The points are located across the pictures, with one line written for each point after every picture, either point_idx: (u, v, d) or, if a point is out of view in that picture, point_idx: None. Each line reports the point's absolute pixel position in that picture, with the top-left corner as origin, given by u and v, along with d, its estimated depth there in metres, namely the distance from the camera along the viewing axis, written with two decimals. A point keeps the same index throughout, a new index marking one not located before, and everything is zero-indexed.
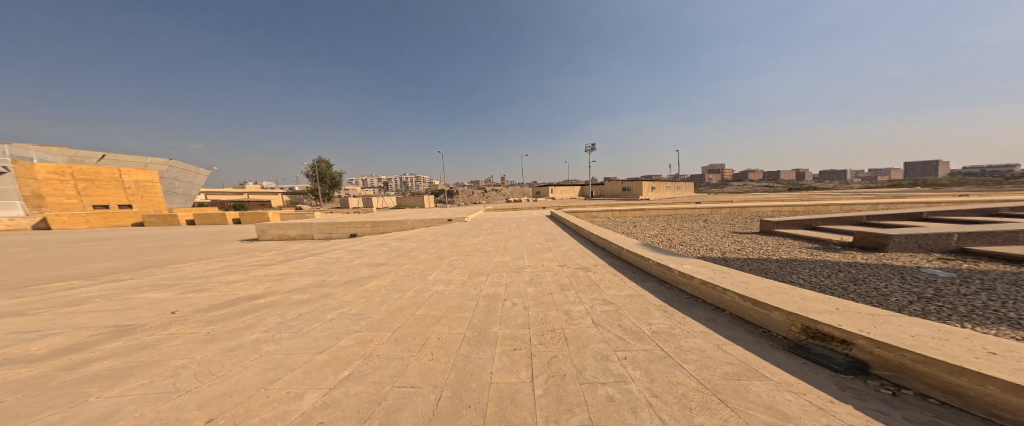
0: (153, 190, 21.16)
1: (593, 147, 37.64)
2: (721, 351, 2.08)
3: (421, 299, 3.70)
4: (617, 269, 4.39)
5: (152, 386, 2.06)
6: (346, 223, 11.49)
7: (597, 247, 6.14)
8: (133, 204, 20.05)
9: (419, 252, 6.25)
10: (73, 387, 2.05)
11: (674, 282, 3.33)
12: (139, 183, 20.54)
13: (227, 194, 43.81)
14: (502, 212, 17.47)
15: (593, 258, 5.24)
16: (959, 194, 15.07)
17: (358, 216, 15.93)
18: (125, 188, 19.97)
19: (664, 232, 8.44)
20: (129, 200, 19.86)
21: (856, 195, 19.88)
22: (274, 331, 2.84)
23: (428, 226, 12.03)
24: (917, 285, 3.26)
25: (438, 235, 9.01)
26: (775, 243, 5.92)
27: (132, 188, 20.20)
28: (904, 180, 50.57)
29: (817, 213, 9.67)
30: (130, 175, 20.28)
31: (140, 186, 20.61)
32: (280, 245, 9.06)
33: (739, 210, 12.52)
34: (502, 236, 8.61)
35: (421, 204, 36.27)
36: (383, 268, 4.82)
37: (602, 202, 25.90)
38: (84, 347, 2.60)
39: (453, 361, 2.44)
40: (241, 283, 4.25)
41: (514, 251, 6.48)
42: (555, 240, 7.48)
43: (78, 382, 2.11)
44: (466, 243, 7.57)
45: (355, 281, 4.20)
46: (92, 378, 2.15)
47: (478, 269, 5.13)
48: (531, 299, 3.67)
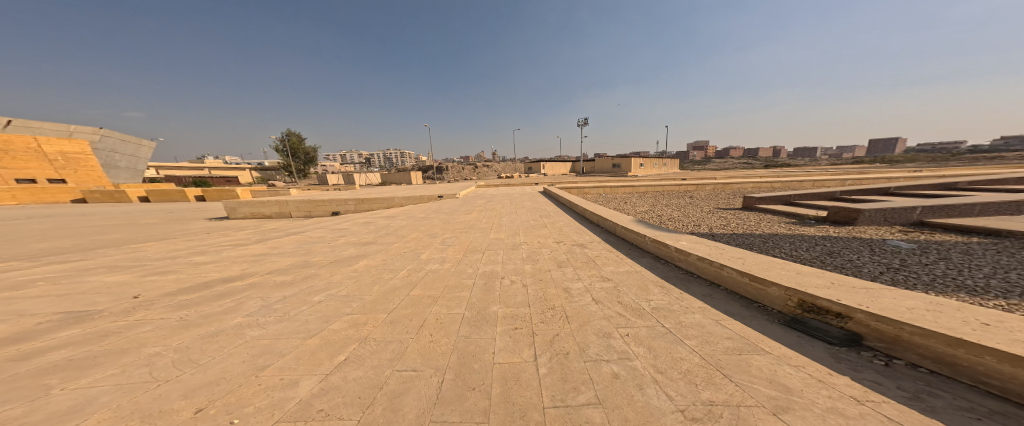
0: (87, 164, 18.70)
1: (586, 122, 37.12)
2: (721, 327, 2.16)
3: (416, 278, 3.59)
4: (612, 246, 4.42)
5: (125, 376, 1.86)
6: (326, 200, 10.86)
7: (591, 223, 6.19)
8: (66, 178, 17.58)
9: (408, 230, 6.03)
10: (32, 378, 1.83)
11: (670, 258, 3.39)
12: (66, 155, 17.97)
13: (185, 168, 39.98)
14: (492, 189, 17.16)
15: (587, 234, 5.26)
16: (918, 171, 16.24)
17: (339, 194, 15.10)
18: (53, 160, 17.35)
19: (653, 209, 8.58)
20: (61, 174, 17.36)
21: (829, 171, 21.07)
22: (258, 315, 2.64)
23: (415, 203, 11.64)
24: (885, 255, 3.47)
25: (427, 212, 8.75)
26: (757, 218, 6.14)
27: (59, 159, 17.63)
28: (867, 158, 54.11)
29: (795, 189, 10.06)
30: (53, 146, 17.71)
31: (69, 158, 18.01)
32: (254, 224, 8.48)
33: (723, 186, 12.92)
34: (494, 214, 8.45)
35: (407, 180, 35.09)
36: (373, 248, 4.60)
37: (591, 178, 25.93)
38: (35, 336, 2.31)
39: (453, 343, 2.39)
40: (214, 264, 3.92)
41: (508, 228, 6.40)
42: (548, 217, 7.44)
43: (28, 375, 1.87)
44: (458, 220, 7.39)
45: (342, 261, 3.97)
46: (51, 369, 1.92)
47: (473, 247, 5.03)
48: (529, 276, 3.65)
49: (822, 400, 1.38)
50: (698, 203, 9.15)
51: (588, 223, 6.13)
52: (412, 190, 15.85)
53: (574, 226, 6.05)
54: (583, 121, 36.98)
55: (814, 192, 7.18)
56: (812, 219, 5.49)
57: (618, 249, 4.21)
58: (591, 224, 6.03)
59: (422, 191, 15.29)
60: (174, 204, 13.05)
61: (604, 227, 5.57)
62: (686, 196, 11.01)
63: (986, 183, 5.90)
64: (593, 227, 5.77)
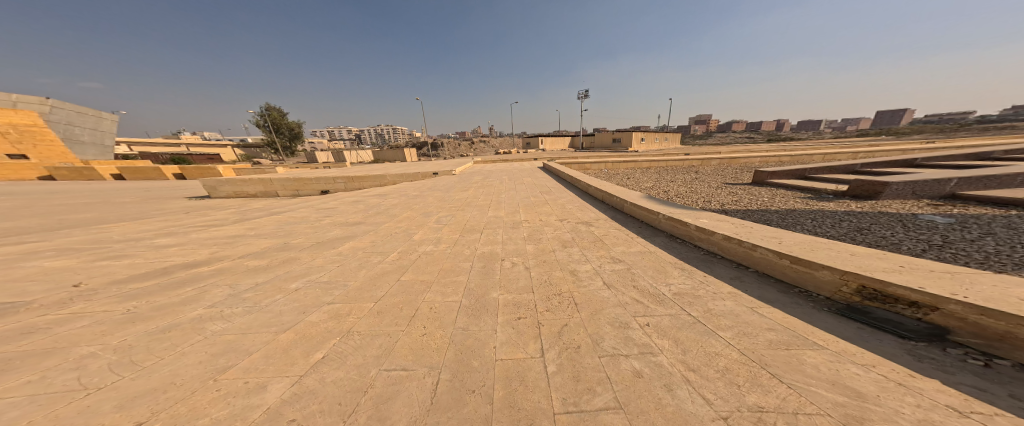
0: (45, 137, 17.48)
1: (587, 94, 35.43)
2: (758, 316, 1.89)
3: (408, 261, 3.25)
4: (620, 223, 4.10)
5: (47, 383, 1.52)
6: (312, 179, 10.27)
7: (594, 199, 5.85)
8: (27, 154, 16.64)
9: (400, 208, 5.62)
10: None
11: (688, 237, 3.07)
12: (20, 129, 16.74)
13: (165, 145, 38.13)
14: (489, 165, 16.51)
15: (592, 212, 4.91)
16: (929, 142, 15.81)
17: (328, 172, 14.37)
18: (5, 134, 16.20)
19: (658, 185, 8.19)
20: (20, 150, 16.37)
21: (835, 144, 20.53)
22: (223, 306, 2.28)
23: (409, 180, 11.10)
24: (922, 232, 3.17)
25: (422, 189, 8.29)
26: (769, 193, 5.80)
27: (12, 133, 16.23)
28: (869, 132, 53.42)
29: (806, 163, 9.67)
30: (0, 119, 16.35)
31: (23, 131, 16.82)
32: (236, 203, 7.98)
33: (729, 161, 12.50)
34: (492, 190, 8.02)
35: (401, 157, 34.01)
36: (360, 228, 4.22)
37: (592, 153, 25.09)
38: None
39: (450, 336, 2.10)
40: (178, 248, 3.51)
41: (508, 205, 6.01)
42: (550, 193, 7.05)
43: None
44: (454, 197, 6.97)
45: (324, 243, 3.59)
46: None
47: (470, 226, 4.67)
48: (532, 257, 3.34)
49: (908, 409, 1.17)
50: (705, 179, 8.76)
51: (592, 200, 5.80)
52: (406, 167, 15.15)
53: (578, 203, 5.68)
54: (585, 92, 35.09)
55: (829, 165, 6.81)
56: (830, 193, 5.16)
57: (627, 227, 3.90)
58: (595, 201, 5.70)
59: (416, 168, 14.59)
60: (150, 182, 12.35)
61: (609, 204, 5.23)
62: (692, 172, 10.57)
63: (1020, 153, 5.52)
64: (598, 204, 5.44)
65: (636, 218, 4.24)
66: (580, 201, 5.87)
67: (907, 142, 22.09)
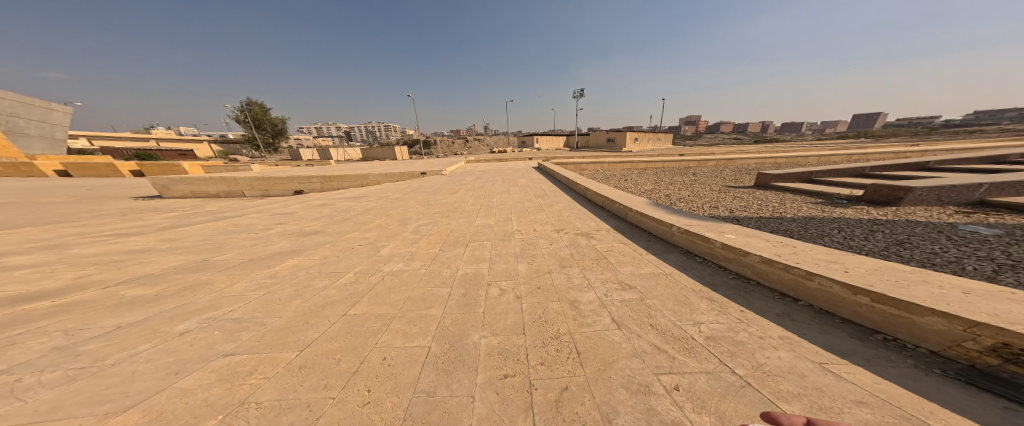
0: None
1: (581, 93, 35.15)
2: (833, 377, 1.35)
3: (366, 287, 2.62)
4: (626, 236, 3.59)
5: None
6: (285, 177, 9.42)
7: (593, 205, 5.35)
8: None
9: (374, 214, 4.97)
10: None
11: (713, 256, 2.58)
12: None
13: (134, 140, 35.82)
14: (481, 164, 15.88)
15: (591, 221, 4.38)
16: (916, 146, 16.00)
17: (307, 170, 13.46)
18: None
19: (658, 188, 7.76)
20: None
21: (824, 147, 20.75)
22: (28, 371, 1.50)
23: (393, 181, 10.36)
24: (972, 245, 2.73)
25: (404, 191, 7.61)
26: (778, 197, 5.37)
27: None
28: (850, 135, 55.22)
29: (806, 165, 9.41)
30: None
31: None
32: (190, 206, 7.10)
33: (726, 162, 12.23)
34: (481, 193, 7.42)
35: (391, 155, 33.02)
36: (318, 239, 3.56)
37: (588, 154, 24.68)
38: None
39: (406, 406, 1.49)
40: (30, 268, 2.52)
41: (497, 211, 5.43)
42: (544, 197, 6.52)
43: None
44: (439, 201, 6.34)
45: (264, 260, 2.92)
46: None
47: (452, 237, 4.06)
48: (524, 281, 2.78)
49: None
50: (706, 181, 8.35)
51: (590, 206, 5.30)
52: (393, 166, 14.36)
53: (574, 209, 5.16)
54: (579, 92, 34.80)
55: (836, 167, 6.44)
56: (844, 198, 4.74)
57: (635, 241, 3.39)
58: (594, 207, 5.21)
59: (404, 167, 13.84)
60: (101, 179, 11.18)
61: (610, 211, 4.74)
62: (690, 174, 10.22)
63: None
64: (598, 210, 4.93)
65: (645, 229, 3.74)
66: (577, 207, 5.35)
67: (893, 144, 22.33)
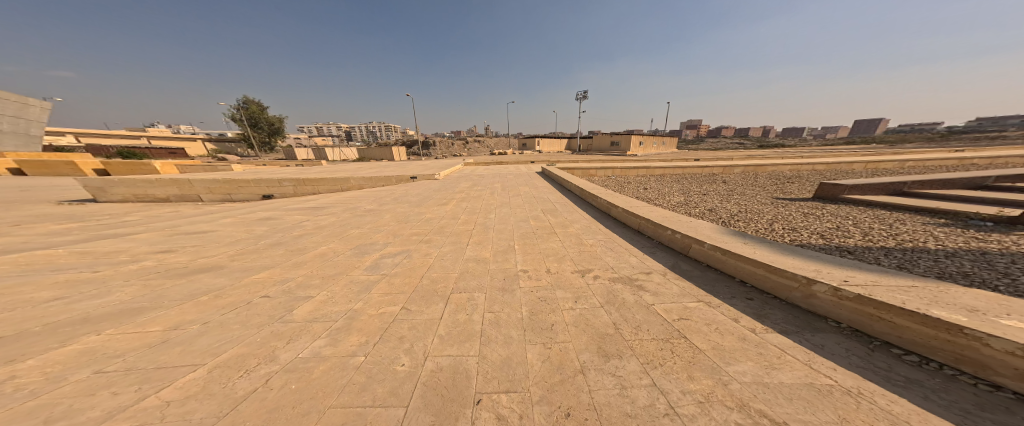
0: None
1: (585, 95, 34.04)
2: None
3: (216, 412, 1.33)
4: (713, 292, 2.24)
5: None
6: (253, 181, 8.19)
7: (626, 227, 4.03)
8: None
9: (325, 234, 3.69)
10: None
11: (994, 367, 1.19)
12: None
13: (125, 137, 34.90)
14: (480, 168, 14.54)
15: (630, 257, 3.09)
16: (956, 151, 14.55)
17: (287, 172, 12.20)
18: None
19: (691, 200, 6.42)
20: None
21: (848, 152, 19.32)
22: None
23: (377, 186, 9.09)
24: None
25: (382, 200, 6.34)
26: (873, 215, 4.01)
27: None
28: (861, 140, 53.78)
29: (859, 173, 8.03)
30: None
31: None
32: (113, 214, 5.77)
33: (755, 168, 10.87)
34: (476, 204, 6.16)
35: (389, 157, 31.89)
36: (183, 287, 2.27)
37: (596, 158, 23.37)
38: None
39: None
40: None
41: (493, 233, 4.16)
42: (554, 213, 5.24)
43: None
44: (420, 216, 5.07)
45: (23, 340, 1.62)
46: None
47: (425, 280, 2.79)
48: (539, 397, 1.54)
49: None
50: (745, 191, 7.02)
51: (623, 229, 3.98)
52: (384, 168, 13.11)
53: (599, 236, 3.88)
54: (583, 93, 33.70)
55: (921, 177, 5.18)
56: (987, 220, 3.37)
57: (738, 306, 2.03)
58: (629, 231, 3.88)
59: (394, 171, 12.59)
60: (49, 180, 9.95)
61: (656, 240, 3.41)
62: (719, 182, 8.88)
63: None
64: (638, 237, 3.60)
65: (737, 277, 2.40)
66: (603, 231, 4.05)
67: (921, 149, 20.78)
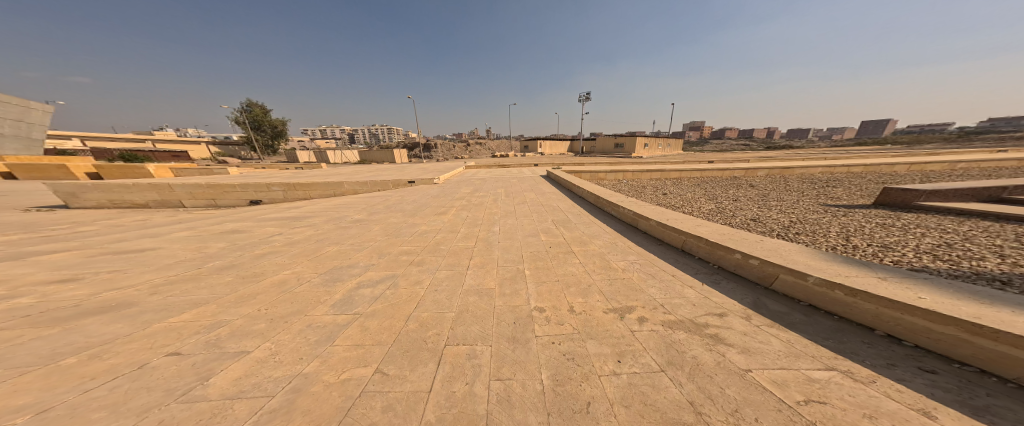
0: None
1: (588, 96, 33.48)
2: None
3: None
4: (856, 357, 1.50)
5: None
6: (239, 185, 7.65)
7: (668, 245, 3.30)
8: None
9: (291, 253, 3.07)
10: None
11: None
12: None
13: (127, 140, 34.86)
14: (482, 171, 13.89)
15: (685, 292, 2.40)
16: (986, 151, 13.66)
17: (279, 175, 11.63)
18: None
19: (722, 207, 5.68)
20: None
21: (866, 152, 18.41)
22: None
23: (372, 190, 8.47)
24: None
25: (375, 207, 5.72)
26: (974, 230, 3.26)
27: None
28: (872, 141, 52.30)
29: (904, 177, 7.25)
30: None
31: None
32: (72, 222, 5.16)
33: (779, 171, 10.08)
34: (480, 212, 5.52)
35: (389, 159, 31.45)
36: (51, 342, 1.63)
37: (603, 160, 22.61)
38: None
39: None
40: None
41: (502, 253, 3.51)
42: (569, 225, 4.56)
43: None
44: (417, 229, 4.44)
45: None
46: None
47: (422, 327, 2.21)
48: None
49: None
50: (782, 197, 6.25)
51: (664, 248, 3.25)
52: (382, 172, 12.57)
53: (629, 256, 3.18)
54: (586, 94, 33.08)
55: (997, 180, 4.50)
56: None
57: (919, 386, 1.28)
58: (672, 250, 3.16)
59: (391, 174, 11.99)
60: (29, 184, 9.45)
61: (717, 264, 2.67)
62: (744, 185, 8.13)
63: None
64: (689, 260, 2.87)
65: (877, 329, 1.65)
66: (635, 248, 3.34)
67: (944, 150, 19.71)
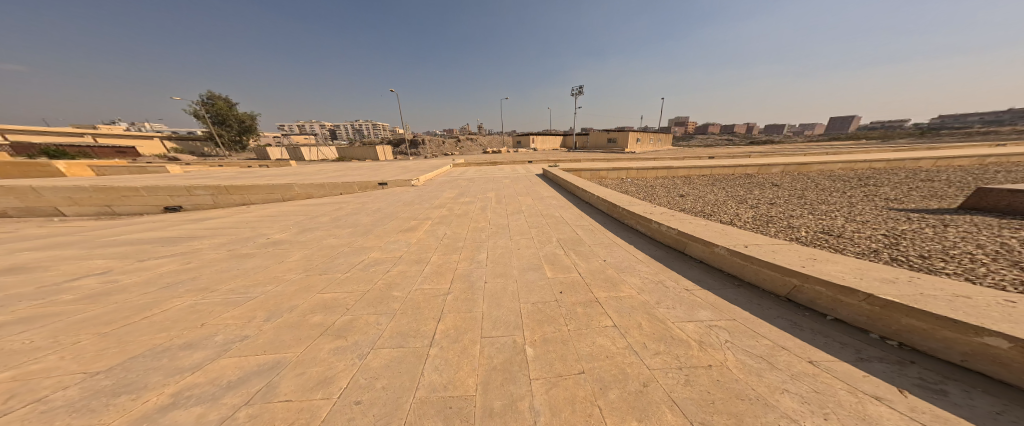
0: None
1: (581, 90, 32.28)
2: None
3: None
4: None
5: None
6: (145, 189, 5.95)
7: (767, 295, 2.10)
8: None
9: (48, 326, 1.76)
10: None
11: None
12: None
13: (66, 135, 30.95)
14: (470, 170, 12.43)
15: (873, 415, 1.20)
16: (987, 147, 13.34)
17: (225, 176, 9.80)
18: None
19: (769, 214, 4.59)
20: None
21: (863, 149, 18.02)
22: None
23: (331, 193, 6.95)
24: None
25: (315, 220, 4.30)
26: None
27: None
28: (848, 137, 54.37)
29: (948, 175, 6.42)
30: None
31: None
32: None
33: (797, 168, 9.20)
34: (459, 226, 4.21)
35: (370, 154, 29.21)
36: None
37: (599, 156, 21.43)
38: None
39: None
40: None
41: (485, 315, 2.26)
42: (582, 251, 3.31)
43: None
44: (364, 259, 3.09)
45: None
46: None
47: None
48: None
49: None
50: (828, 199, 5.25)
51: (763, 301, 2.06)
52: (352, 172, 10.94)
53: (698, 323, 2.00)
54: (578, 89, 31.93)
55: None
56: None
57: None
58: (784, 308, 1.95)
59: (363, 174, 10.39)
60: None
61: (910, 346, 1.47)
62: (768, 185, 7.15)
63: None
64: (837, 334, 1.66)
65: None
66: (714, 304, 2.15)
67: (932, 146, 19.77)
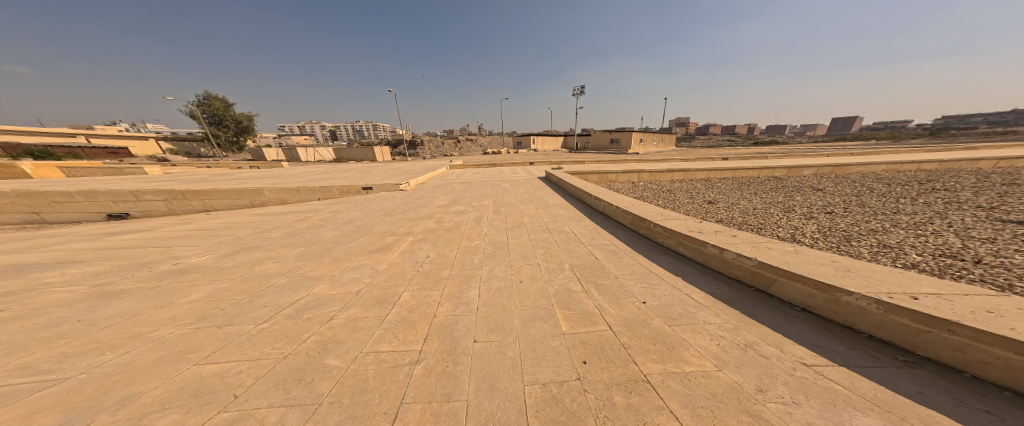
0: None
1: (582, 89, 31.42)
2: None
3: None
4: None
5: None
6: (82, 194, 5.08)
7: (1003, 396, 1.10)
8: None
9: None
10: None
11: None
12: None
13: (56, 136, 30.25)
14: (468, 172, 11.51)
15: None
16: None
17: (198, 178, 8.92)
18: None
19: (841, 226, 3.63)
20: None
21: (882, 149, 17.02)
22: None
23: (305, 198, 6.04)
24: None
25: (261, 234, 3.39)
26: None
27: None
28: (855, 137, 53.26)
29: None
30: None
31: None
32: None
33: (831, 170, 8.24)
34: (444, 245, 3.29)
35: (366, 155, 28.35)
36: None
37: (601, 157, 20.45)
38: None
39: None
40: None
41: (465, 409, 1.30)
42: (608, 288, 2.38)
43: None
44: (298, 299, 2.17)
45: None
46: None
47: None
48: None
49: None
50: (900, 206, 4.29)
51: (1000, 407, 1.08)
52: (339, 175, 10.05)
53: None
54: (580, 89, 31.07)
55: None
56: None
57: None
58: None
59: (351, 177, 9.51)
60: None
61: None
62: (809, 189, 6.19)
63: None
64: None
65: None
66: (882, 406, 1.18)
67: (954, 146, 18.73)
